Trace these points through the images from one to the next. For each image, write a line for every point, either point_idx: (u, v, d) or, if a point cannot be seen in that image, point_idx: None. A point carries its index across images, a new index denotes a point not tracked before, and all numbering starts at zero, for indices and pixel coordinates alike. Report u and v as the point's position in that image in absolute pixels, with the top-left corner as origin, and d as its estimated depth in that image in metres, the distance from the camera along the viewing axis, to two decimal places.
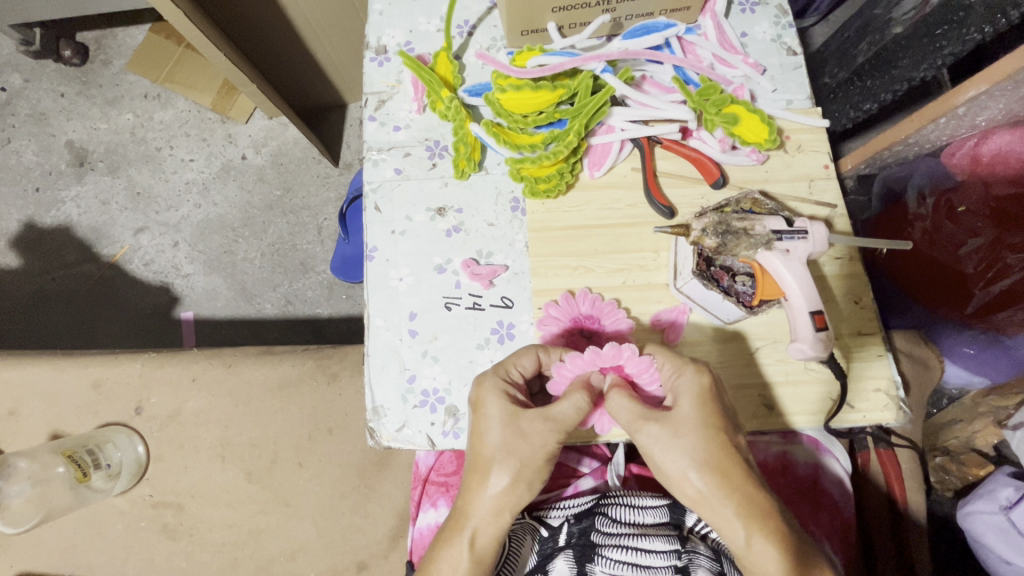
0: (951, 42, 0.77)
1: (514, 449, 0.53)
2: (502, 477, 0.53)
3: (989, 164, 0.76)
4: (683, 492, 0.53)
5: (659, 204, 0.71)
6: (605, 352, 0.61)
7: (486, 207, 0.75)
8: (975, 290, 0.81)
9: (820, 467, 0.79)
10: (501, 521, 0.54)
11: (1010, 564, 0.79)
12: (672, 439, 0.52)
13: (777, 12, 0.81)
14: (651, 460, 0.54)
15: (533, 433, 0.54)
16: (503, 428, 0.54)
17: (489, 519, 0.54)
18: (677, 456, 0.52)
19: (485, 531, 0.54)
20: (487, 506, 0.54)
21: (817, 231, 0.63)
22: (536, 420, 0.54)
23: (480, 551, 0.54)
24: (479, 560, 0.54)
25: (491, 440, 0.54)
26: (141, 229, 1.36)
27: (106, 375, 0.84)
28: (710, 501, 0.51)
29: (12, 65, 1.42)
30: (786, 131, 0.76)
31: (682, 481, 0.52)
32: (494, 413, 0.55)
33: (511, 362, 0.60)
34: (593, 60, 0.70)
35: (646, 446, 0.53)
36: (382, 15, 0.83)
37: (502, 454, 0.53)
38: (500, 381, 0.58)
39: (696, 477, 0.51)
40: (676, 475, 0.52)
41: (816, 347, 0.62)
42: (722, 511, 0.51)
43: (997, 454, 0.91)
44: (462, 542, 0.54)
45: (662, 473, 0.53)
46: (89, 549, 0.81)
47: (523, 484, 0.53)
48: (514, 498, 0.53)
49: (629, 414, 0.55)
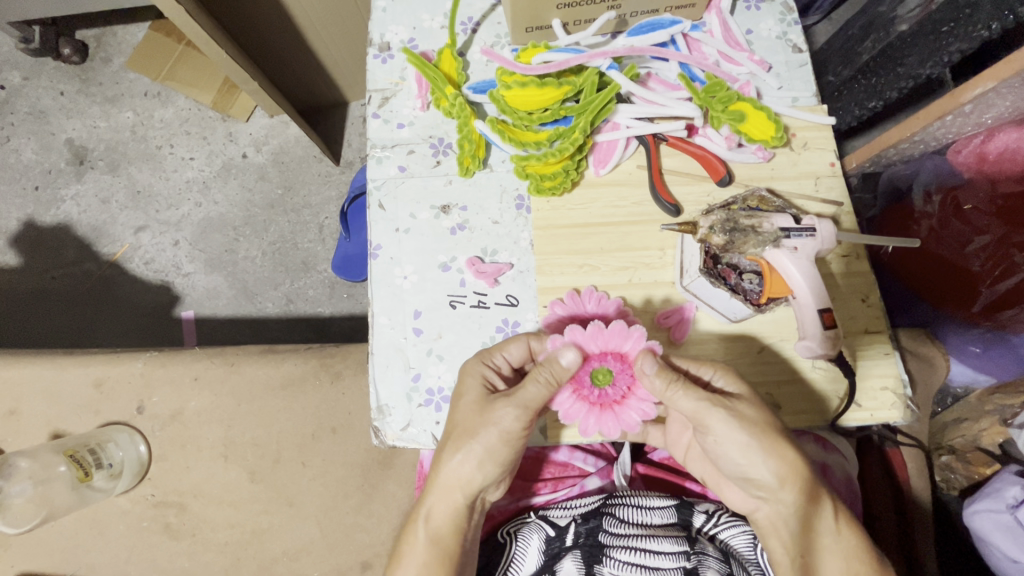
0: (957, 40, 0.76)
1: (470, 428, 0.57)
2: (456, 456, 0.57)
3: (995, 162, 0.75)
4: (758, 472, 0.56)
5: (665, 203, 0.71)
6: (608, 332, 0.60)
7: (491, 205, 0.75)
8: (980, 289, 0.81)
9: (826, 465, 0.76)
10: (454, 499, 0.58)
11: (1015, 563, 0.79)
12: (758, 418, 0.56)
13: (782, 9, 0.81)
14: (738, 442, 0.55)
15: (494, 415, 0.56)
16: (469, 410, 0.58)
17: (443, 496, 0.58)
18: (768, 434, 0.55)
19: (439, 509, 0.59)
20: (445, 483, 0.58)
21: (824, 229, 0.62)
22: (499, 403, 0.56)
23: (433, 528, 0.59)
24: (435, 536, 0.59)
25: (457, 416, 0.59)
26: (141, 228, 1.36)
27: (107, 374, 0.84)
28: (800, 471, 0.55)
29: (11, 63, 1.41)
30: (791, 128, 0.76)
31: (774, 459, 0.55)
32: (465, 392, 0.59)
33: (497, 350, 0.62)
34: (599, 57, 0.70)
35: (732, 429, 0.55)
36: (385, 12, 0.82)
37: (460, 432, 0.57)
38: (482, 365, 0.61)
39: (790, 451, 0.55)
40: (772, 451, 0.55)
41: (824, 345, 0.62)
42: (804, 483, 0.56)
43: (1004, 453, 0.87)
44: (419, 519, 0.59)
45: (743, 454, 0.55)
46: (90, 549, 0.80)
47: (475, 460, 0.57)
48: (468, 476, 0.58)
49: (699, 398, 0.55)
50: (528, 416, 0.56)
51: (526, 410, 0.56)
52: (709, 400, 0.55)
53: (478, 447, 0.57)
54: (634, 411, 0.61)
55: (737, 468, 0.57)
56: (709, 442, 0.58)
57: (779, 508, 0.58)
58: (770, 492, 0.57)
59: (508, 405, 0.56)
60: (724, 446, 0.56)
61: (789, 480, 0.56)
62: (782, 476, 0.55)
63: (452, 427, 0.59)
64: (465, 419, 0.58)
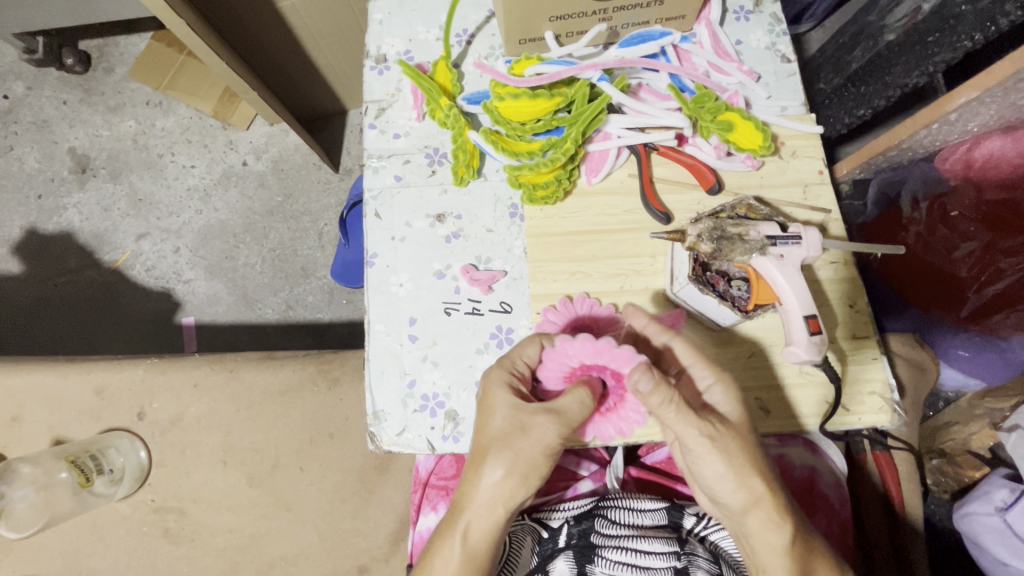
0: (941, 49, 0.77)
1: (512, 442, 0.57)
2: (498, 472, 0.57)
3: (981, 168, 0.77)
4: (726, 496, 0.57)
5: (655, 211, 0.72)
6: (618, 354, 0.60)
7: (485, 213, 0.76)
8: (968, 294, 0.82)
9: (815, 470, 0.78)
10: (495, 515, 0.59)
11: (1006, 565, 0.79)
12: (739, 451, 0.56)
13: (771, 20, 0.82)
14: (709, 469, 0.57)
15: (535, 427, 0.57)
16: (506, 422, 0.58)
17: (483, 512, 0.58)
18: (747, 466, 0.56)
19: (478, 524, 0.59)
20: (483, 499, 0.58)
21: (811, 236, 0.64)
22: (536, 416, 0.57)
23: (471, 545, 0.59)
24: (471, 554, 0.59)
25: (490, 432, 0.58)
26: (142, 235, 1.37)
27: (108, 381, 0.85)
28: (763, 502, 0.56)
29: (14, 73, 1.43)
30: (780, 137, 0.77)
31: (741, 488, 0.56)
32: (496, 407, 0.59)
33: (518, 355, 0.62)
34: (589, 69, 0.72)
35: (711, 455, 0.56)
36: (382, 24, 0.84)
37: (500, 447, 0.57)
38: (505, 374, 0.61)
39: (760, 484, 0.56)
40: (739, 479, 0.56)
41: (810, 351, 0.62)
42: (771, 515, 0.57)
43: (993, 456, 0.90)
44: (455, 534, 0.59)
45: (717, 481, 0.57)
46: (91, 554, 0.81)
47: (518, 476, 0.58)
48: (509, 492, 0.58)
49: (687, 423, 0.56)
50: (569, 429, 0.58)
51: (561, 418, 0.58)
52: (699, 424, 0.56)
53: (519, 461, 0.57)
54: (614, 426, 0.65)
55: (708, 487, 0.59)
56: (689, 461, 0.58)
57: (742, 529, 0.59)
58: (733, 513, 0.59)
59: (548, 419, 0.57)
60: (699, 467, 0.57)
61: (753, 509, 0.57)
62: (746, 504, 0.57)
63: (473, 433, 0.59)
64: (497, 436, 0.58)
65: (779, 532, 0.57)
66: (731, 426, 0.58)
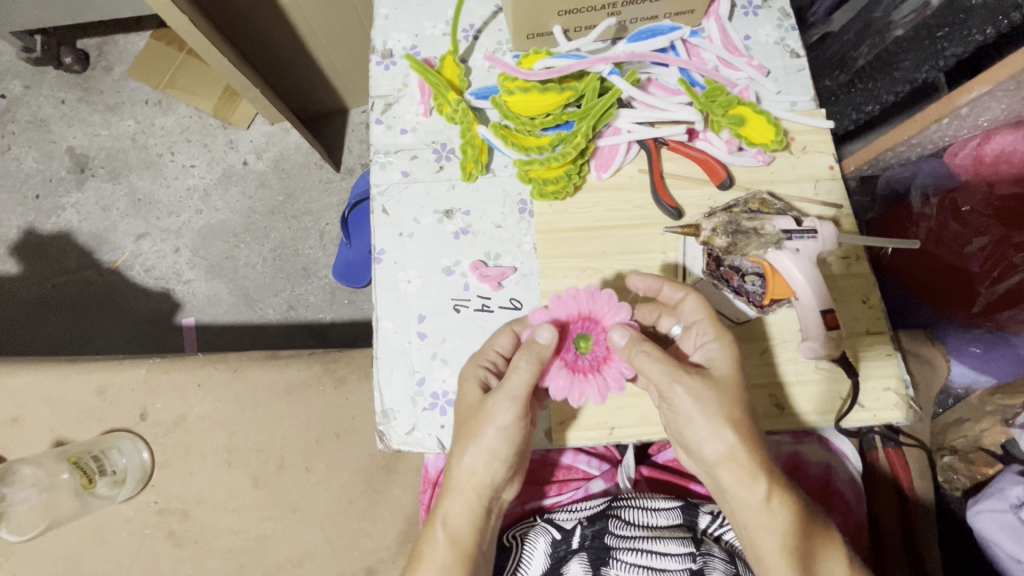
0: (952, 44, 0.78)
1: (470, 430, 0.58)
2: (463, 459, 0.58)
3: (992, 164, 0.76)
4: (702, 447, 0.57)
5: (666, 206, 0.72)
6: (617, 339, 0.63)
7: (494, 209, 0.75)
8: (979, 289, 0.82)
9: (831, 466, 0.77)
10: (468, 499, 0.59)
11: (1020, 562, 0.79)
12: (719, 403, 0.55)
13: (780, 15, 0.82)
14: (684, 417, 0.56)
15: (490, 411, 0.57)
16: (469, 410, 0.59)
17: (459, 497, 0.59)
18: (720, 416, 0.55)
19: (455, 510, 0.60)
20: (459, 486, 0.59)
21: (826, 230, 0.63)
22: (490, 399, 0.57)
23: (452, 529, 0.60)
24: (454, 538, 0.60)
25: (459, 418, 0.60)
26: (142, 235, 1.36)
27: (110, 381, 0.84)
28: (738, 456, 0.55)
29: (12, 72, 1.41)
30: (791, 132, 0.77)
31: (713, 438, 0.55)
32: (463, 396, 0.61)
33: (488, 346, 0.63)
34: (600, 63, 0.71)
35: (690, 404, 0.55)
36: (387, 19, 0.83)
37: (462, 434, 0.59)
38: (475, 367, 0.62)
39: (732, 436, 0.55)
40: (711, 431, 0.55)
41: (827, 343, 0.64)
42: (744, 468, 0.55)
43: (1006, 453, 0.84)
44: (437, 523, 0.60)
45: (690, 428, 0.56)
46: (93, 557, 0.80)
47: (482, 459, 0.58)
48: (477, 476, 0.59)
49: (664, 371, 0.55)
50: (522, 408, 0.57)
51: (515, 399, 0.57)
52: (670, 372, 0.55)
53: (482, 447, 0.58)
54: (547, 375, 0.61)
55: (687, 441, 0.58)
56: (670, 412, 0.58)
57: (717, 482, 0.58)
58: (709, 467, 0.58)
59: (500, 400, 0.57)
60: (678, 418, 0.57)
61: (726, 460, 0.56)
62: (720, 455, 0.56)
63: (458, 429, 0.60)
64: (465, 421, 0.59)
65: (752, 485, 0.55)
66: (711, 379, 0.56)
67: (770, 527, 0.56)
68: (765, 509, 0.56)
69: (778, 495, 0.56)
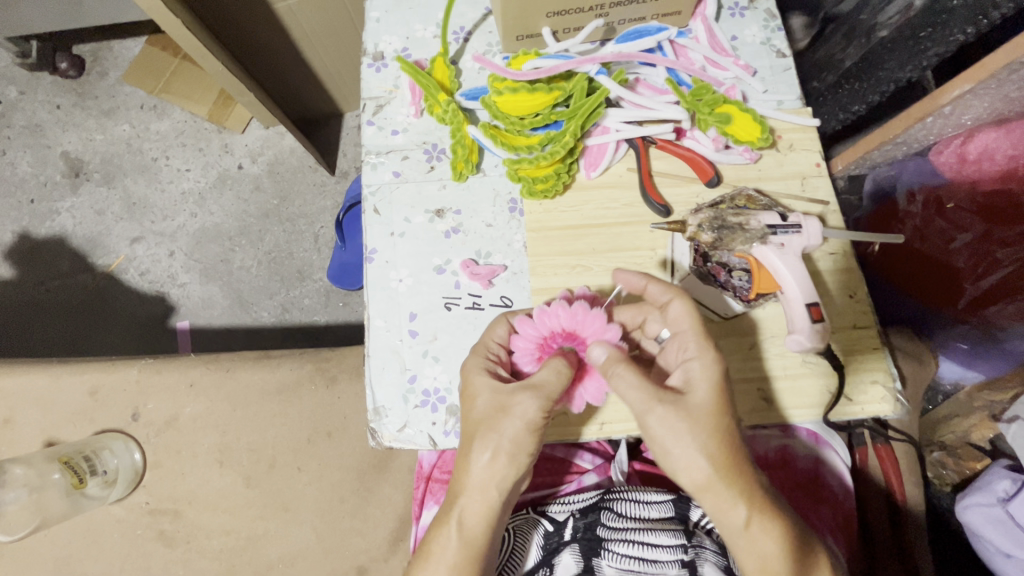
0: (935, 44, 0.78)
1: (496, 424, 0.57)
2: (485, 454, 0.57)
3: (975, 162, 0.77)
4: (677, 475, 0.56)
5: (655, 204, 0.72)
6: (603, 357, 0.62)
7: (484, 208, 0.76)
8: (965, 285, 0.83)
9: (820, 461, 0.78)
10: (488, 497, 0.59)
11: (1010, 556, 0.79)
12: (693, 436, 0.54)
13: (766, 16, 0.83)
14: (659, 446, 0.56)
15: (516, 407, 0.57)
16: (487, 407, 0.58)
17: (476, 497, 0.58)
18: (693, 450, 0.54)
19: (472, 509, 0.59)
20: (477, 483, 0.58)
21: (811, 226, 0.64)
22: (517, 393, 0.57)
23: (467, 529, 0.59)
24: (466, 536, 0.60)
25: (475, 415, 0.59)
26: (136, 239, 1.36)
27: (101, 382, 0.84)
28: (714, 486, 0.55)
29: (7, 78, 1.42)
30: (777, 131, 0.78)
31: (687, 469, 0.55)
32: (477, 393, 0.60)
33: (490, 338, 0.65)
34: (587, 63, 0.72)
35: (663, 434, 0.55)
36: (379, 22, 0.84)
37: (483, 429, 0.58)
38: (482, 361, 0.62)
39: (706, 469, 0.54)
40: (686, 462, 0.55)
41: (812, 338, 0.62)
42: (721, 496, 0.55)
43: (993, 448, 0.89)
44: (451, 522, 0.60)
45: (665, 458, 0.56)
46: (83, 558, 0.80)
47: (503, 456, 0.58)
48: (500, 472, 0.58)
49: (640, 398, 0.55)
50: (551, 405, 0.57)
51: (548, 399, 0.57)
52: (645, 399, 0.55)
53: (505, 441, 0.57)
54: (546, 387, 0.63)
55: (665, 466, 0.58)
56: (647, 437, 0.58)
57: None
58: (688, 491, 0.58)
59: (528, 394, 0.57)
60: (654, 445, 0.56)
61: (702, 489, 0.55)
62: (695, 485, 0.55)
63: (471, 428, 0.59)
64: (486, 417, 0.58)
65: (728, 512, 0.55)
66: (685, 410, 0.55)
67: (751, 550, 0.57)
68: (745, 532, 0.56)
69: (758, 518, 0.56)
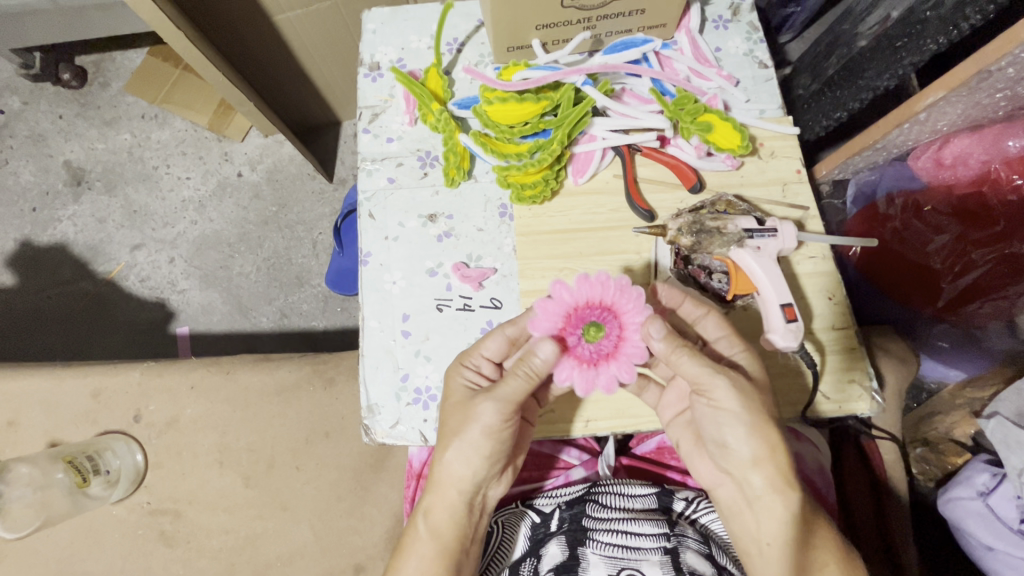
0: (910, 54, 0.81)
1: (458, 427, 0.60)
2: (446, 455, 0.61)
3: (951, 166, 0.80)
4: (739, 446, 0.58)
5: (639, 209, 0.75)
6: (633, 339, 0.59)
7: (475, 213, 0.79)
8: (943, 284, 0.85)
9: (801, 454, 0.79)
10: (450, 495, 0.62)
11: (991, 549, 0.81)
12: (760, 401, 0.58)
13: (749, 28, 0.86)
14: (722, 416, 0.58)
15: (476, 411, 0.59)
16: (455, 410, 0.62)
17: (442, 493, 0.62)
18: (761, 417, 0.57)
19: (437, 507, 0.63)
20: (443, 480, 0.62)
21: (786, 230, 0.69)
22: (479, 399, 0.60)
23: (433, 523, 0.63)
24: (434, 530, 0.63)
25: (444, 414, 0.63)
26: (137, 246, 1.39)
27: (104, 384, 0.86)
28: (776, 458, 0.57)
29: (11, 89, 1.45)
30: (759, 139, 0.80)
31: (752, 438, 0.57)
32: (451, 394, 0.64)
33: (476, 349, 0.64)
34: (574, 74, 0.75)
35: (732, 400, 0.57)
36: (374, 34, 0.87)
37: (448, 430, 0.61)
38: (462, 368, 0.64)
39: (774, 437, 0.57)
40: (751, 431, 0.57)
41: (788, 337, 0.64)
42: (778, 472, 0.58)
43: (975, 444, 0.93)
44: (421, 516, 0.64)
45: (732, 428, 0.58)
46: (85, 557, 0.82)
47: (468, 457, 0.61)
48: (459, 473, 0.61)
49: (709, 365, 0.57)
50: (510, 409, 0.59)
51: (506, 404, 0.59)
52: (713, 366, 0.57)
53: (466, 444, 0.60)
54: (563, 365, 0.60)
55: (720, 441, 0.60)
56: (704, 409, 0.60)
57: (744, 489, 0.60)
58: (739, 471, 0.59)
59: (487, 400, 0.59)
60: (716, 414, 0.58)
61: (765, 462, 0.58)
62: (757, 457, 0.58)
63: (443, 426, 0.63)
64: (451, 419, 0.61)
65: (783, 489, 0.58)
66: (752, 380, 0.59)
67: (793, 535, 0.59)
68: (791, 515, 0.58)
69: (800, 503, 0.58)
